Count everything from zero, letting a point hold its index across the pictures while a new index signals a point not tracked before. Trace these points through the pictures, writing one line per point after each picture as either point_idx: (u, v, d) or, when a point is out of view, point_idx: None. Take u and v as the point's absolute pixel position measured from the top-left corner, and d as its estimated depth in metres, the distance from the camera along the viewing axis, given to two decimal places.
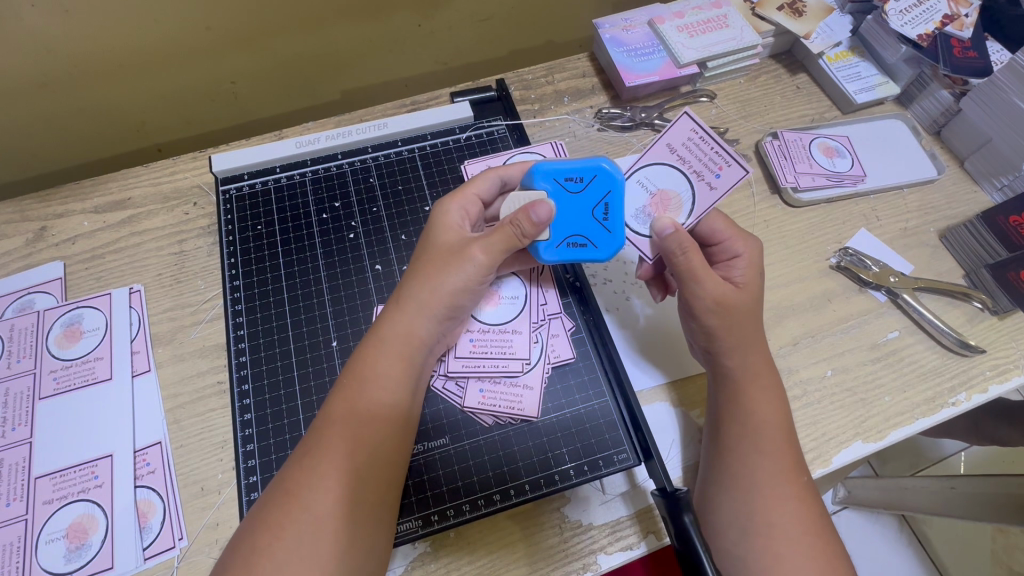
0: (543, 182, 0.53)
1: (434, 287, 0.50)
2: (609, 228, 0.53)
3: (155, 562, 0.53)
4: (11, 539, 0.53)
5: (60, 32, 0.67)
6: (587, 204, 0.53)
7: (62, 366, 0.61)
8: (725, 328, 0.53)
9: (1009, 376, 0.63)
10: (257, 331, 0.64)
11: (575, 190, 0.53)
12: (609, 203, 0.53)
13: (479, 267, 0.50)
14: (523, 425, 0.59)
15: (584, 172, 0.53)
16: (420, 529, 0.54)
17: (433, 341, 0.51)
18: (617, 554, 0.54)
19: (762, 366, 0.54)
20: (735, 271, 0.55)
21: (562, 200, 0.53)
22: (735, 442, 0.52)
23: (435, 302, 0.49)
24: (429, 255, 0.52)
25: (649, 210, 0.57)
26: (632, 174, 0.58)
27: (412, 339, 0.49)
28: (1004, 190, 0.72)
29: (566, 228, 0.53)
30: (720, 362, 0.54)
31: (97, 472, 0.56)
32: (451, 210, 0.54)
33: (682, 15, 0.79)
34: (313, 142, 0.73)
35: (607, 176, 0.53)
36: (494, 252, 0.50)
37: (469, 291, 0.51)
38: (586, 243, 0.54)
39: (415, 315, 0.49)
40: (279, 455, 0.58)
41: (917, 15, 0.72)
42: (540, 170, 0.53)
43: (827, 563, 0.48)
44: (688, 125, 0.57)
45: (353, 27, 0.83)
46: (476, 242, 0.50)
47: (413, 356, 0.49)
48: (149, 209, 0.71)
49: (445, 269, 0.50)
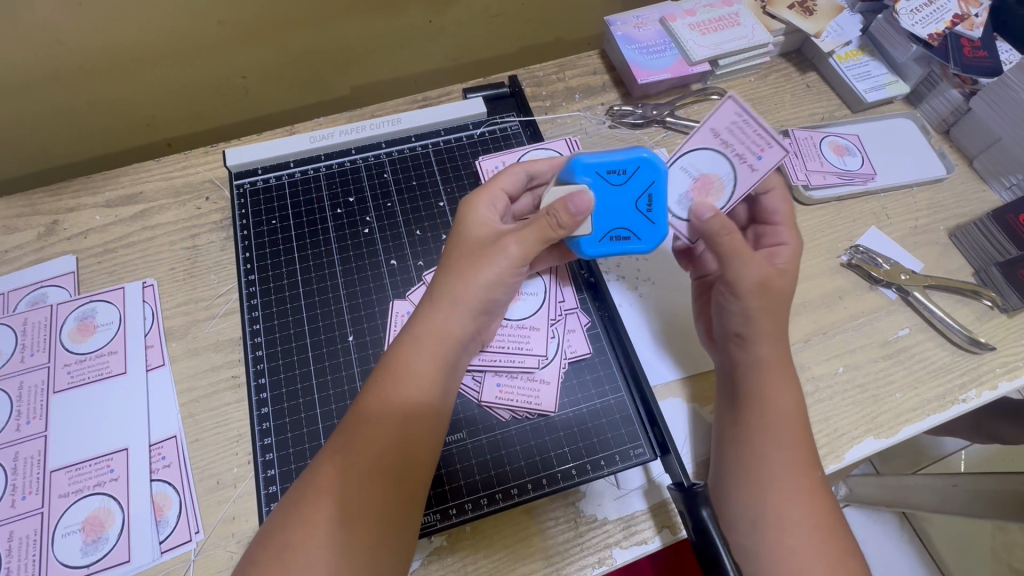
0: (584, 175, 0.52)
1: (468, 282, 0.50)
2: (652, 220, 0.54)
3: (172, 555, 0.53)
4: (27, 532, 0.53)
5: (72, 25, 0.67)
6: (630, 197, 0.53)
7: (76, 360, 0.61)
8: (761, 311, 0.53)
9: (1017, 373, 0.64)
10: (273, 325, 0.64)
11: (618, 183, 0.53)
12: (652, 195, 0.53)
13: (511, 259, 0.50)
14: (541, 419, 0.59)
15: (626, 165, 0.52)
16: (439, 522, 0.54)
17: (467, 337, 0.51)
18: (632, 548, 0.55)
19: (781, 360, 0.54)
20: (777, 258, 0.56)
21: (605, 193, 0.53)
22: (749, 435, 0.52)
23: (470, 297, 0.50)
24: (462, 250, 0.52)
25: (690, 196, 0.58)
26: (675, 160, 0.58)
27: (446, 335, 0.49)
28: (1013, 189, 0.72)
29: (608, 222, 0.53)
30: (749, 350, 0.54)
31: (113, 466, 0.56)
32: (480, 206, 0.54)
33: (694, 12, 0.79)
34: (327, 137, 0.73)
35: (651, 168, 0.53)
36: (530, 244, 0.50)
37: (501, 284, 0.51)
38: (629, 236, 0.54)
39: (450, 310, 0.49)
40: (296, 449, 0.58)
41: (927, 15, 0.72)
42: (582, 164, 0.52)
43: (843, 556, 0.48)
44: (732, 108, 0.55)
45: (364, 22, 0.83)
46: (510, 236, 0.50)
47: (446, 353, 0.49)
48: (161, 203, 0.71)
49: (478, 263, 0.50)
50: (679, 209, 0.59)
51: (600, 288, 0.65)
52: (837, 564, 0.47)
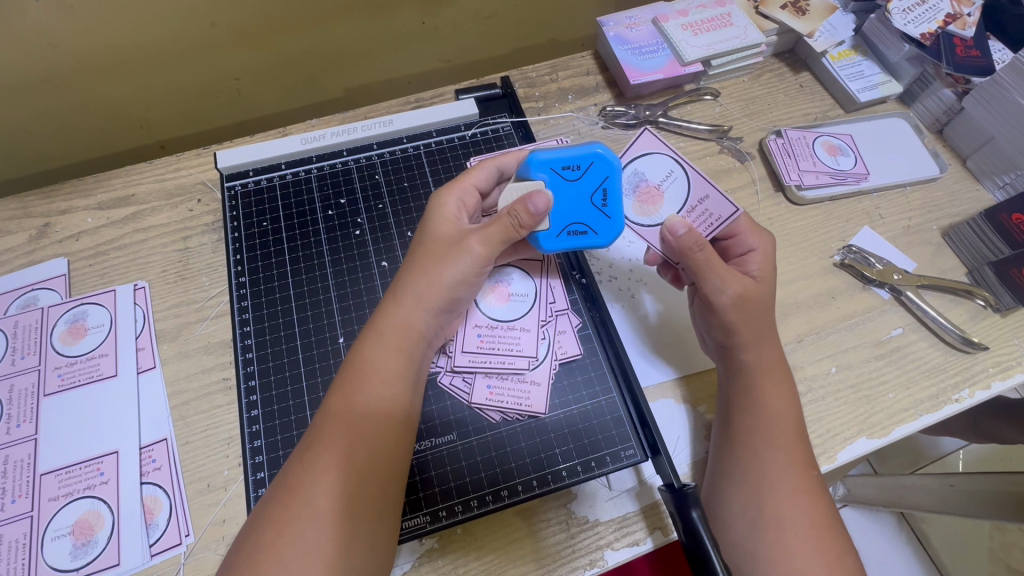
0: (540, 172, 0.54)
1: (429, 280, 0.50)
2: (608, 215, 0.55)
3: (161, 558, 0.53)
4: (16, 536, 0.53)
5: (63, 28, 0.66)
6: (585, 192, 0.55)
7: (67, 363, 0.61)
8: (743, 323, 0.54)
9: (1011, 372, 0.64)
10: (263, 328, 0.64)
11: (573, 179, 0.54)
12: (606, 189, 0.55)
13: (476, 259, 0.50)
14: (531, 422, 0.59)
15: (580, 160, 0.54)
16: (428, 525, 0.54)
17: (431, 336, 0.52)
18: (624, 550, 0.54)
19: (775, 362, 0.55)
20: (750, 266, 0.57)
21: (560, 189, 0.55)
22: (748, 435, 0.52)
23: (433, 296, 0.50)
24: (425, 248, 0.52)
25: (635, 189, 0.61)
26: (678, 164, 0.60)
27: (411, 331, 0.50)
28: (1006, 188, 0.72)
29: (565, 217, 0.54)
30: (736, 357, 0.55)
31: (103, 469, 0.56)
32: (449, 202, 0.54)
33: (686, 13, 0.79)
34: (319, 139, 0.73)
35: (603, 163, 0.54)
36: (493, 244, 0.50)
37: (466, 284, 0.51)
38: (586, 230, 0.55)
39: (413, 308, 0.50)
40: (286, 452, 0.58)
41: (920, 14, 0.73)
42: (537, 161, 0.54)
43: (834, 556, 0.48)
44: (728, 211, 0.58)
45: (358, 24, 0.83)
46: (472, 235, 0.50)
47: (409, 349, 0.50)
48: (153, 206, 0.71)
49: (442, 262, 0.50)
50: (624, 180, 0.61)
51: (592, 290, 0.65)
52: (830, 565, 0.47)
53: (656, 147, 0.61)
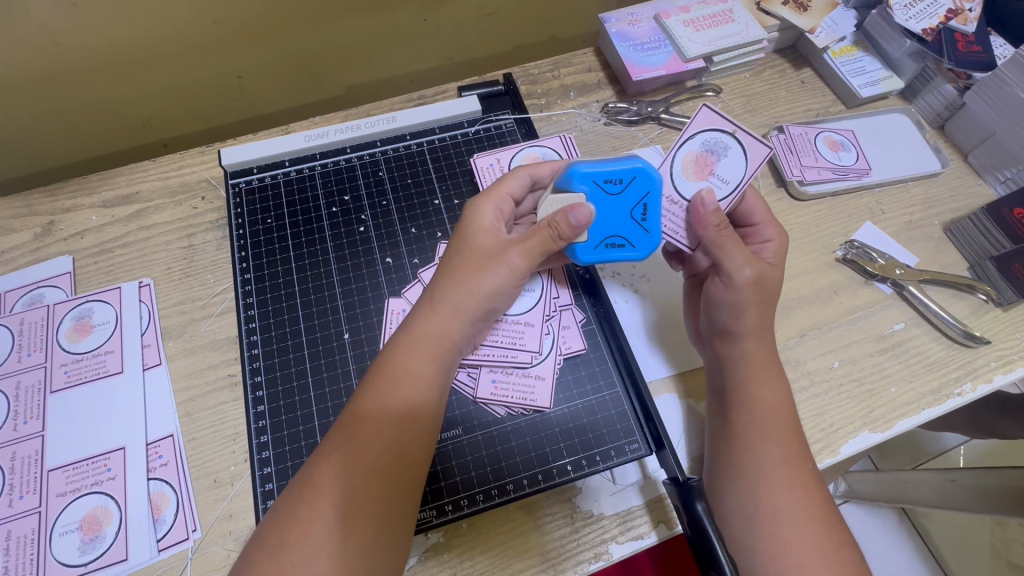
0: (582, 184, 0.54)
1: (466, 288, 0.50)
2: (646, 229, 0.55)
3: (169, 553, 0.54)
4: (24, 531, 0.53)
5: (67, 25, 0.66)
6: (626, 206, 0.54)
7: (73, 360, 0.62)
8: (754, 304, 0.53)
9: (1013, 366, 0.64)
10: (268, 324, 0.64)
11: (614, 192, 0.54)
12: (647, 205, 0.54)
13: (514, 271, 0.51)
14: (536, 416, 0.60)
15: (623, 174, 0.53)
16: (435, 518, 0.54)
17: (464, 340, 0.52)
18: (629, 544, 0.55)
19: (766, 353, 0.55)
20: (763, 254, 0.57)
21: (600, 202, 0.54)
22: (747, 429, 0.52)
23: (469, 305, 0.50)
24: (462, 257, 0.52)
25: (706, 148, 0.58)
26: (741, 181, 0.57)
27: (443, 339, 0.50)
28: (1008, 182, 0.73)
29: (604, 230, 0.54)
30: (736, 346, 0.54)
31: (110, 465, 0.57)
32: (485, 211, 0.54)
33: (688, 9, 0.79)
34: (322, 136, 0.73)
35: (647, 178, 0.54)
36: (532, 257, 0.51)
37: (502, 293, 0.52)
38: (624, 244, 0.55)
39: (446, 315, 0.50)
40: (293, 447, 0.58)
41: (922, 9, 0.72)
42: (579, 174, 0.53)
43: (837, 549, 0.48)
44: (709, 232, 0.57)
45: (360, 21, 0.83)
46: (514, 247, 0.51)
47: (442, 355, 0.50)
48: (157, 203, 0.71)
49: (481, 272, 0.51)
50: (709, 132, 0.58)
51: (596, 286, 0.66)
52: (835, 558, 0.47)
53: (752, 159, 0.57)
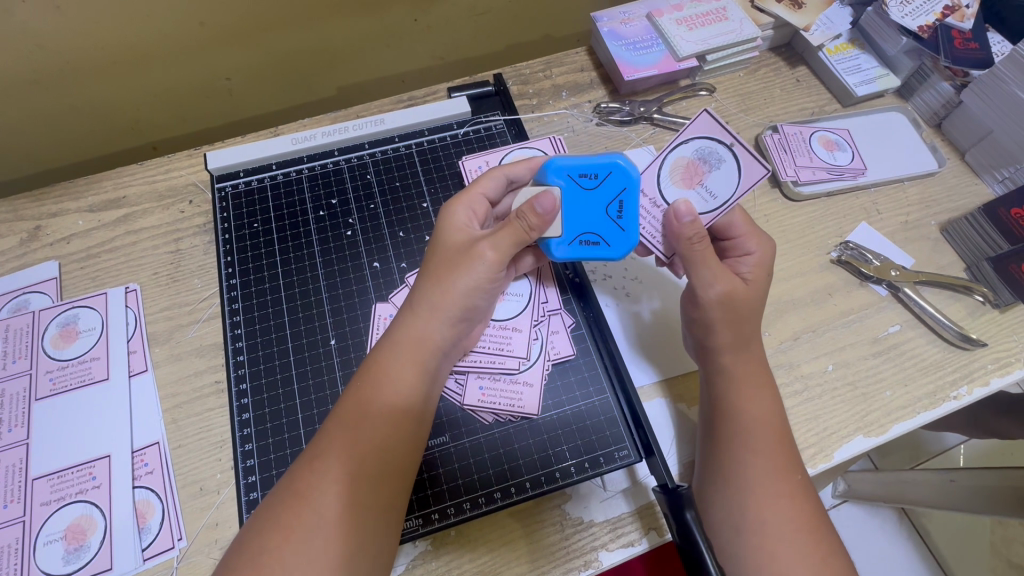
0: (556, 178, 0.53)
1: (447, 290, 0.49)
2: (622, 227, 0.54)
3: (154, 562, 0.53)
4: (9, 541, 0.53)
5: (52, 28, 0.66)
6: (601, 202, 0.53)
7: (58, 367, 0.61)
8: (724, 322, 0.53)
9: (1010, 368, 0.63)
10: (254, 330, 0.63)
11: (589, 187, 0.53)
12: (623, 201, 0.53)
13: (488, 265, 0.50)
14: (524, 422, 0.59)
15: (598, 169, 0.53)
16: (422, 527, 0.53)
17: (449, 346, 0.51)
18: (618, 551, 0.54)
19: (751, 367, 0.54)
20: (742, 267, 0.56)
21: (575, 196, 0.53)
22: (732, 437, 0.52)
23: (448, 305, 0.49)
24: (439, 258, 0.51)
25: (699, 157, 0.57)
26: (728, 198, 0.55)
27: (427, 344, 0.49)
28: (1005, 182, 0.72)
29: (578, 226, 0.54)
30: (721, 354, 0.54)
31: (95, 473, 0.56)
32: (458, 211, 0.53)
33: (681, 7, 0.78)
34: (310, 139, 0.73)
35: (622, 173, 0.53)
36: (503, 249, 0.50)
37: (481, 291, 0.51)
38: (598, 241, 0.54)
39: (429, 321, 0.49)
40: (279, 456, 0.57)
41: (918, 7, 0.71)
42: (554, 167, 0.53)
43: (826, 558, 0.47)
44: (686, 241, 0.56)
45: (349, 22, 0.82)
46: (484, 241, 0.50)
47: (426, 363, 0.49)
48: (144, 208, 0.71)
49: (456, 270, 0.50)
50: (706, 140, 0.57)
51: (586, 290, 0.65)
52: (824, 566, 0.47)
53: (745, 176, 0.55)
